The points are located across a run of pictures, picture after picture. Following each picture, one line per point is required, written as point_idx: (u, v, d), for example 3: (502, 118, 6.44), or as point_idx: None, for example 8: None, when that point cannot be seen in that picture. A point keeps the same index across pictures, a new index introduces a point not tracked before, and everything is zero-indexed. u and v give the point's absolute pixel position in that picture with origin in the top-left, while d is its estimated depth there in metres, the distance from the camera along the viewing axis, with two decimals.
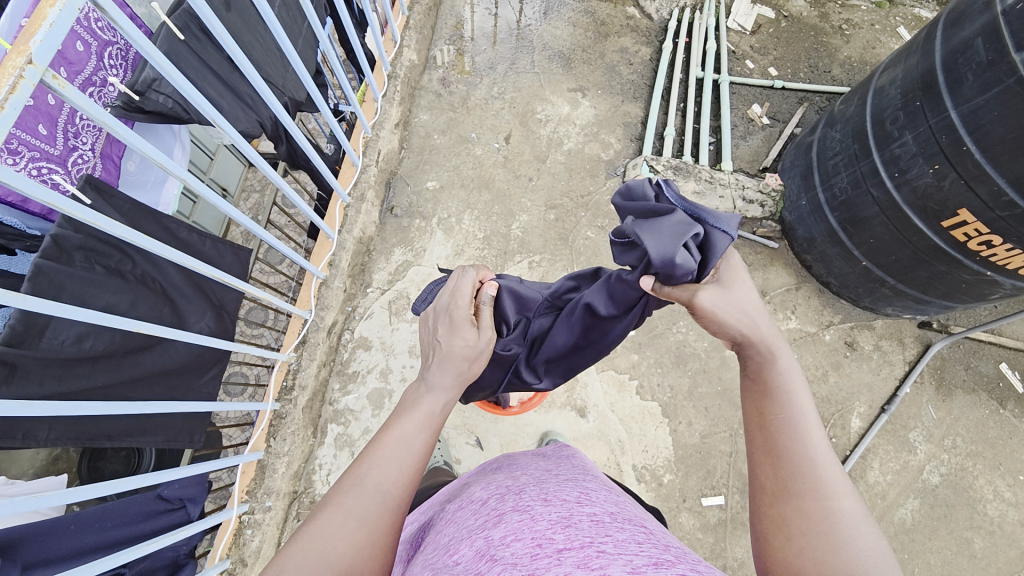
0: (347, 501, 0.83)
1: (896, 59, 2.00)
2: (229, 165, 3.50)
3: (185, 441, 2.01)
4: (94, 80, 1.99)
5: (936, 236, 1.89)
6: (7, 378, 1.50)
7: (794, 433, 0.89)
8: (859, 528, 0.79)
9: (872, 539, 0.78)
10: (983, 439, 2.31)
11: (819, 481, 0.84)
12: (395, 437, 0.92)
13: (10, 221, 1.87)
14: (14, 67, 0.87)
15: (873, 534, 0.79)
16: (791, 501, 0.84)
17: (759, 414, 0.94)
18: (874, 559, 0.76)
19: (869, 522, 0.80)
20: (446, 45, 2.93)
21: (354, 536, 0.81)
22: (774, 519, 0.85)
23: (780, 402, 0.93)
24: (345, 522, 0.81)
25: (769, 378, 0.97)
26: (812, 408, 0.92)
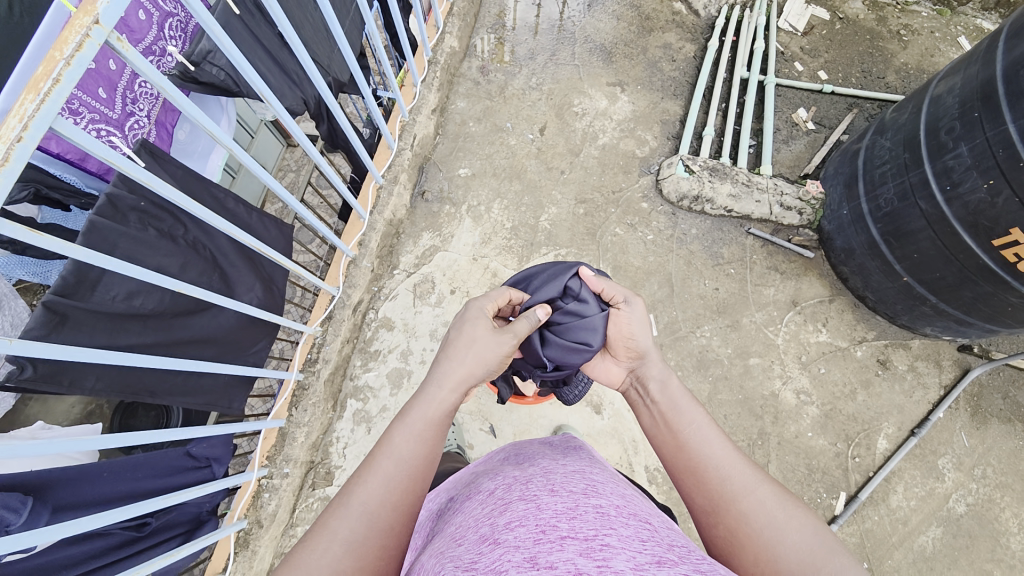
0: (335, 525, 0.90)
1: (956, 67, 1.90)
2: (269, 143, 3.61)
3: (224, 406, 2.11)
4: (154, 49, 2.07)
5: (985, 254, 1.80)
6: (58, 326, 1.58)
7: (704, 449, 1.06)
8: (782, 509, 0.96)
9: (797, 520, 0.94)
10: (1017, 472, 2.20)
11: (739, 485, 1.00)
12: (384, 459, 0.99)
13: (70, 179, 1.99)
14: (81, 26, 0.92)
15: (795, 515, 0.95)
16: (729, 513, 0.97)
17: (674, 439, 1.10)
18: (805, 536, 0.91)
19: (788, 505, 0.96)
20: (487, 34, 2.93)
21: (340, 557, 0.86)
22: (725, 533, 0.97)
23: (683, 423, 1.11)
24: (330, 544, 0.87)
25: (667, 402, 1.16)
26: (707, 419, 1.11)
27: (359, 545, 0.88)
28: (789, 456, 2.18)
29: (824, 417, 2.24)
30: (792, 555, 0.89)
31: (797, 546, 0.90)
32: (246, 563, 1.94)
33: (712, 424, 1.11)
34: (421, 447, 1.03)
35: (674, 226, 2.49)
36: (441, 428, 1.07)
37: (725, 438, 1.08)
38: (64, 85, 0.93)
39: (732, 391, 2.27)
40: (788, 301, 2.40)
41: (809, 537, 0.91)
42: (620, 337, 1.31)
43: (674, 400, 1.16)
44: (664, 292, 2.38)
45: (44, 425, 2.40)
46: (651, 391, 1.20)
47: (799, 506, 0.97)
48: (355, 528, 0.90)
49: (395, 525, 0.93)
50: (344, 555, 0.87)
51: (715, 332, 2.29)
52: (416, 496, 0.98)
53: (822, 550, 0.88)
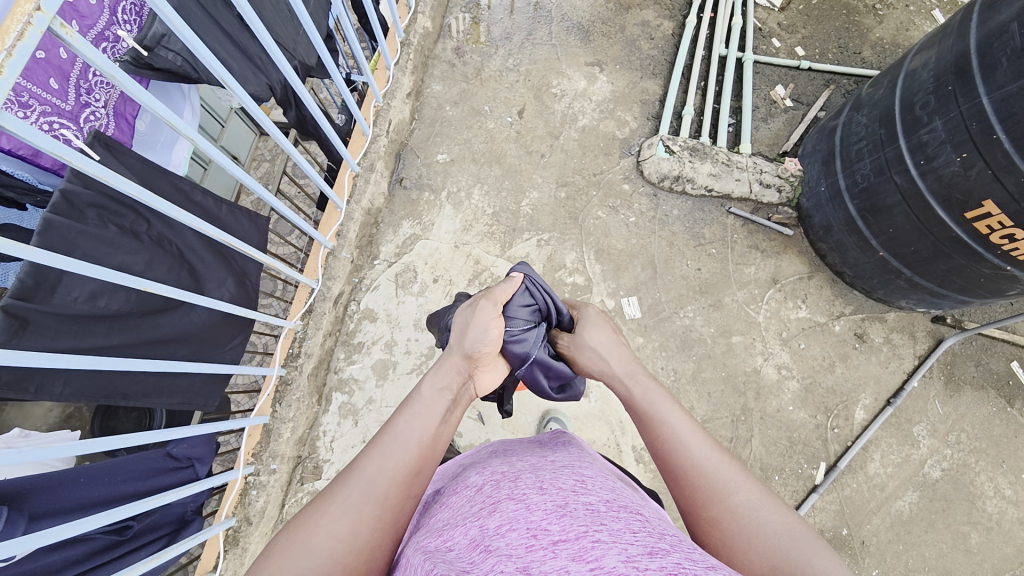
0: (337, 493, 0.93)
1: (930, 40, 1.91)
2: (240, 132, 3.49)
3: (201, 404, 2.06)
4: (108, 35, 1.96)
5: (959, 227, 1.83)
6: (18, 332, 1.52)
7: (680, 451, 1.06)
8: (761, 513, 0.94)
9: (774, 519, 0.93)
10: (987, 435, 2.29)
11: (717, 487, 0.99)
12: (387, 437, 1.03)
13: (23, 175, 1.90)
14: (22, 13, 0.86)
15: (771, 513, 0.93)
16: (705, 514, 0.97)
17: (653, 440, 1.11)
18: (782, 535, 0.90)
19: (765, 503, 0.95)
20: (461, 13, 2.84)
21: (338, 522, 0.89)
22: (702, 535, 0.96)
23: (660, 425, 1.11)
24: (331, 509, 0.91)
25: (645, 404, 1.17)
26: (686, 419, 1.11)
27: (352, 518, 0.90)
28: (771, 430, 2.23)
29: (804, 391, 2.29)
30: (765, 560, 0.87)
31: (770, 551, 0.88)
32: (236, 561, 1.93)
33: (692, 424, 1.11)
34: (422, 426, 1.06)
35: (655, 207, 2.48)
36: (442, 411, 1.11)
37: (705, 438, 1.08)
38: (7, 77, 0.86)
39: (716, 370, 2.30)
40: (769, 279, 2.43)
41: (785, 540, 0.89)
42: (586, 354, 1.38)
43: (654, 407, 1.15)
44: (647, 273, 2.39)
45: (15, 432, 2.33)
46: (632, 398, 1.20)
47: (780, 509, 0.94)
48: (355, 499, 0.93)
49: (393, 496, 0.95)
50: (342, 521, 0.90)
51: (698, 312, 2.31)
52: (415, 471, 0.99)
53: (797, 555, 0.86)
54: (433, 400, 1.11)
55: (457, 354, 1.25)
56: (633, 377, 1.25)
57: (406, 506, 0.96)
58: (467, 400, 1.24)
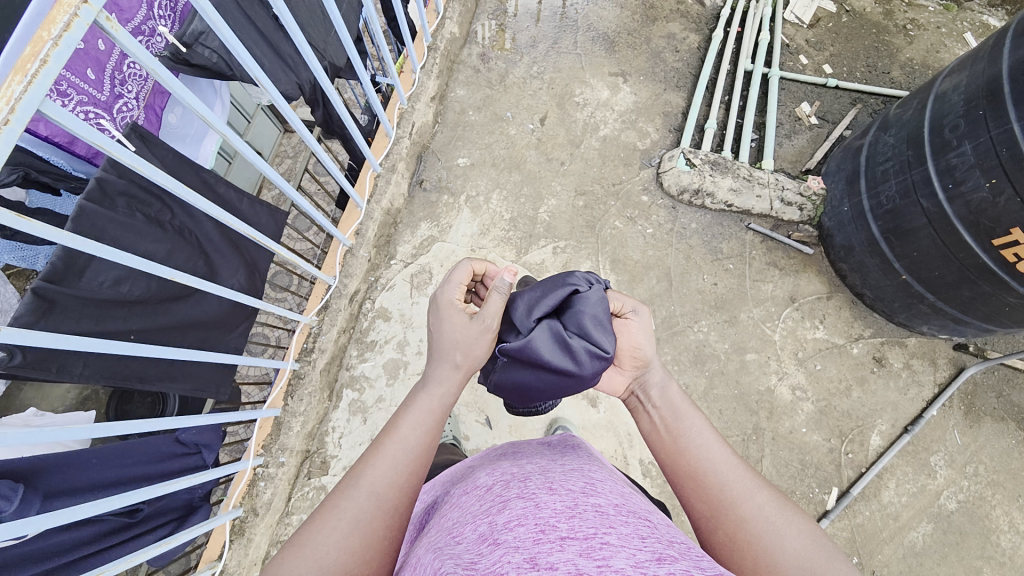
0: (342, 505, 0.95)
1: (961, 63, 1.88)
2: (265, 128, 3.56)
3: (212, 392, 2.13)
4: (143, 29, 2.02)
5: (985, 254, 1.79)
6: (44, 313, 1.58)
7: (702, 452, 1.08)
8: (780, 514, 0.98)
9: (793, 524, 0.96)
10: (1007, 469, 2.22)
11: (738, 490, 1.01)
12: (388, 444, 1.03)
13: (58, 162, 1.96)
14: (70, 6, 0.89)
15: (790, 518, 0.97)
16: (728, 515, 0.98)
17: (673, 442, 1.11)
18: (802, 539, 0.93)
19: (782, 508, 0.99)
20: (488, 20, 2.87)
21: (349, 535, 0.91)
22: (722, 535, 0.97)
23: (682, 427, 1.12)
24: (338, 523, 0.93)
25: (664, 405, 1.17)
26: (704, 424, 1.14)
27: (360, 531, 0.92)
28: (783, 451, 2.19)
29: (819, 413, 2.25)
30: (791, 558, 0.90)
31: (795, 549, 0.92)
32: (241, 551, 1.94)
33: (710, 428, 1.13)
34: (423, 430, 1.07)
35: (674, 220, 2.47)
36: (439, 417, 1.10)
37: (722, 443, 1.10)
38: (52, 67, 0.90)
39: (728, 386, 2.27)
40: (786, 297, 2.39)
41: (806, 538, 0.94)
42: (627, 347, 1.23)
43: (675, 409, 1.16)
44: (662, 286, 2.37)
45: (35, 411, 2.39)
46: (652, 397, 1.21)
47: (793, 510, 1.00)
48: (363, 506, 0.95)
49: (400, 506, 0.98)
50: (352, 535, 0.92)
51: (712, 327, 2.29)
52: (419, 477, 1.02)
53: (819, 553, 0.91)
54: (429, 409, 1.09)
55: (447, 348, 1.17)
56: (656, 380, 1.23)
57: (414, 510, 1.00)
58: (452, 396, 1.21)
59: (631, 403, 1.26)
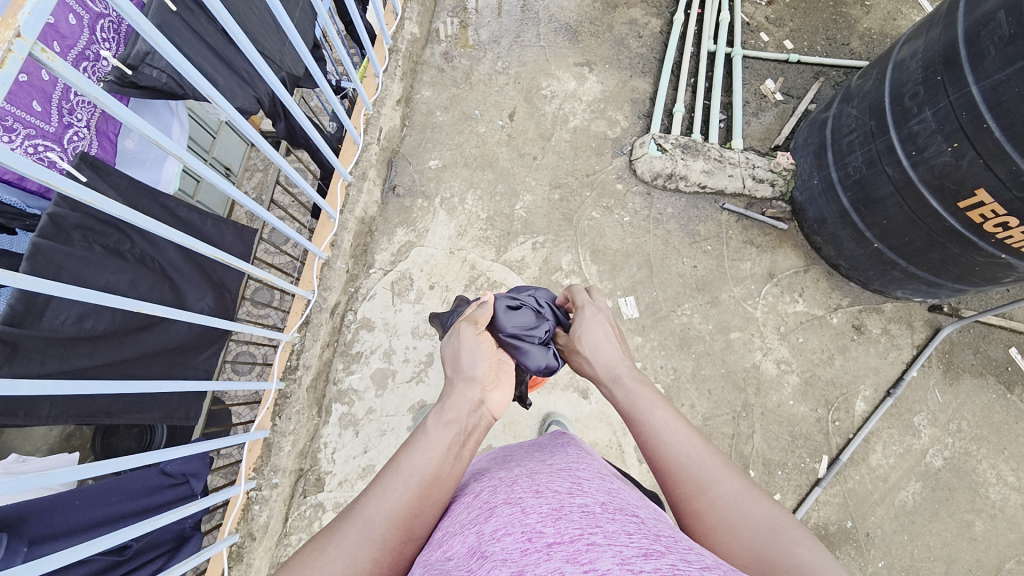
0: (336, 532, 0.90)
1: (917, 30, 1.91)
2: (232, 143, 3.48)
3: (182, 418, 2.11)
4: (87, 54, 1.94)
5: (952, 217, 1.84)
6: (8, 357, 1.60)
7: (664, 442, 1.05)
8: (746, 506, 0.91)
9: (758, 512, 0.90)
10: (988, 423, 2.29)
11: (699, 477, 0.97)
12: (390, 473, 0.97)
13: (10, 200, 1.92)
14: (2, 41, 0.85)
15: (756, 507, 0.91)
16: (688, 505, 0.95)
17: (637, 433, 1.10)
18: (765, 526, 0.87)
19: (748, 497, 0.93)
20: (448, 18, 2.83)
21: (333, 564, 0.85)
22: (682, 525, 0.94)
23: (646, 417, 1.10)
24: (327, 550, 0.87)
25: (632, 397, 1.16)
26: (671, 414, 1.10)
27: (348, 563, 0.85)
28: (773, 426, 2.23)
29: (805, 384, 2.29)
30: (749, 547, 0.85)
31: (752, 542, 0.85)
32: None
33: (679, 419, 1.09)
34: (427, 460, 1.00)
35: (649, 206, 2.48)
36: (448, 442, 1.04)
37: (690, 433, 1.05)
38: None
39: (715, 367, 2.30)
40: (765, 273, 2.43)
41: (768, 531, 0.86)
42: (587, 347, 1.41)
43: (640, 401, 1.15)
44: (643, 273, 2.39)
45: (17, 458, 2.34)
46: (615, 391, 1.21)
47: (763, 501, 0.92)
48: (354, 537, 0.88)
49: (390, 539, 0.89)
50: (339, 567, 0.85)
51: (695, 309, 2.31)
52: (416, 513, 0.93)
53: (777, 537, 0.84)
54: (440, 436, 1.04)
55: (463, 382, 1.19)
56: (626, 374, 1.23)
57: (406, 549, 0.90)
58: (484, 427, 1.14)
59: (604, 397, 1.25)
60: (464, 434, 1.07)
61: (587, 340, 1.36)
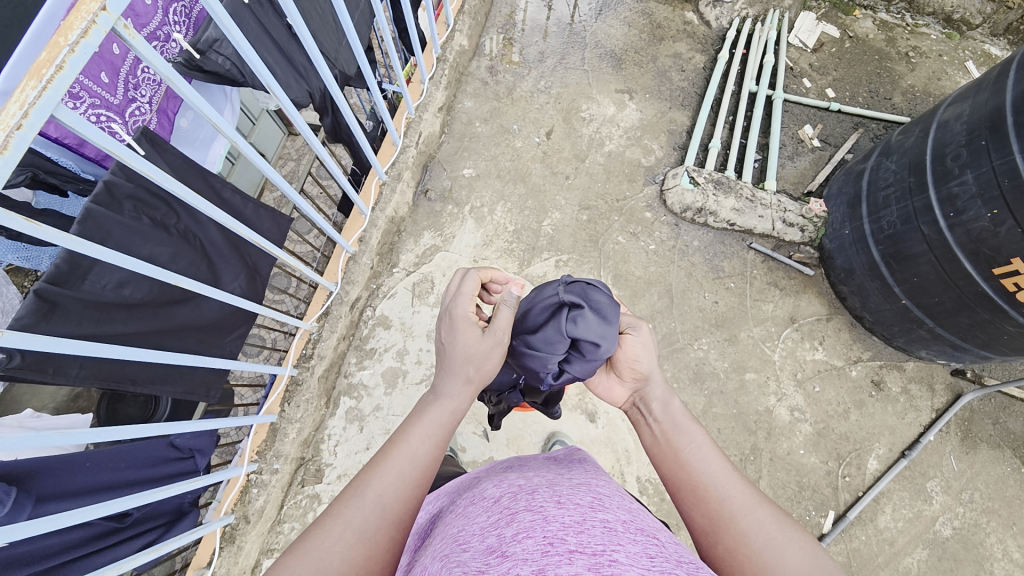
0: (353, 500, 0.95)
1: (964, 93, 1.91)
2: (270, 131, 3.57)
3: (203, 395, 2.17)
4: (158, 35, 2.05)
5: (985, 282, 1.81)
6: (47, 313, 1.64)
7: (701, 465, 1.06)
8: (784, 532, 0.94)
9: (799, 542, 0.93)
10: (1002, 497, 2.22)
11: (738, 503, 0.99)
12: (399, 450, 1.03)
13: (67, 163, 1.99)
14: (88, 12, 0.89)
15: (795, 536, 0.93)
16: (729, 530, 0.96)
17: (673, 453, 1.10)
18: (808, 557, 0.90)
19: (786, 525, 0.96)
20: (497, 34, 2.90)
21: (356, 528, 0.91)
22: (722, 554, 0.94)
23: (682, 438, 1.11)
24: (348, 516, 0.92)
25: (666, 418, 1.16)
26: (705, 438, 1.11)
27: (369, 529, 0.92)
28: (780, 473, 2.19)
29: (817, 435, 2.25)
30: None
31: (797, 570, 0.88)
32: (231, 559, 1.90)
33: (711, 444, 1.10)
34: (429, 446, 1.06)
35: (676, 237, 2.48)
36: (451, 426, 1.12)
37: (724, 459, 1.07)
38: (67, 73, 0.90)
39: (727, 406, 2.27)
40: (786, 317, 2.40)
41: (808, 563, 0.90)
42: (626, 359, 1.22)
43: (675, 420, 1.15)
44: (663, 303, 2.38)
45: (33, 413, 2.39)
46: (653, 412, 1.18)
47: (798, 530, 0.95)
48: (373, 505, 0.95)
49: (406, 509, 0.97)
50: (362, 536, 0.91)
51: (712, 345, 2.29)
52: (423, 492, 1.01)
53: (823, 572, 0.87)
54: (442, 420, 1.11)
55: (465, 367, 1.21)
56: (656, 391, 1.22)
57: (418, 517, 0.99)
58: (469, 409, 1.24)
59: (636, 416, 1.24)
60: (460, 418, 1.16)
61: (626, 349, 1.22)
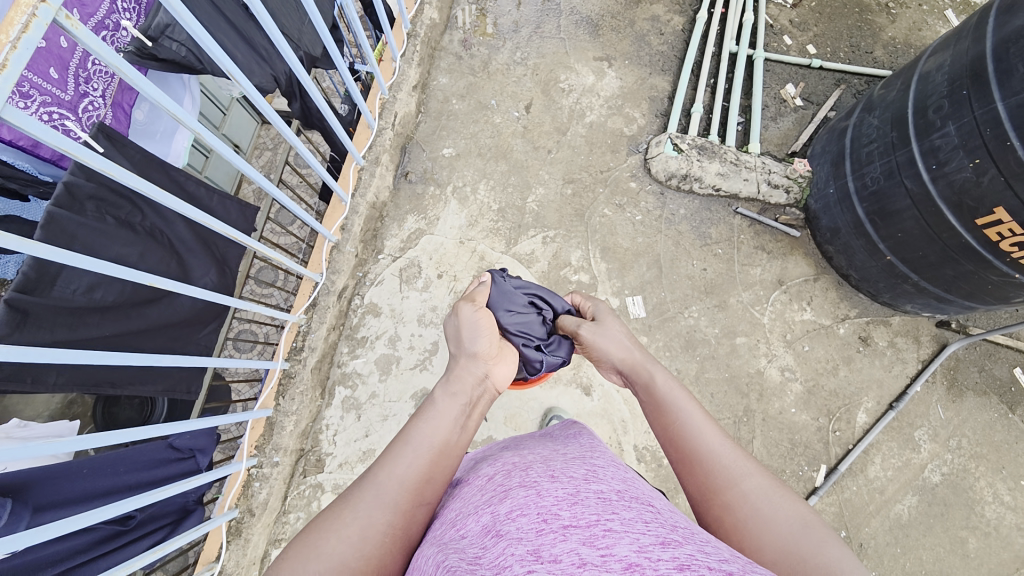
0: (350, 501, 0.91)
1: (945, 42, 1.88)
2: (242, 121, 3.46)
3: (183, 392, 2.17)
4: (107, 23, 1.95)
5: (968, 233, 1.82)
6: (20, 322, 1.65)
7: (693, 437, 1.06)
8: (771, 501, 0.94)
9: (785, 510, 0.92)
10: (988, 441, 2.29)
11: (728, 473, 0.99)
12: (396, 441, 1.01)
13: (24, 166, 1.94)
14: (26, 4, 0.83)
15: (781, 504, 0.93)
16: (716, 500, 0.97)
17: (664, 427, 1.11)
18: (792, 524, 0.89)
19: (775, 494, 0.95)
20: (469, 5, 2.80)
21: (349, 528, 0.87)
22: (711, 523, 0.96)
23: (673, 412, 1.11)
24: (343, 516, 0.88)
25: (657, 394, 1.17)
26: (698, 410, 1.11)
27: (363, 527, 0.87)
28: (773, 432, 2.24)
29: (807, 393, 2.29)
30: (777, 541, 0.87)
31: (781, 537, 0.87)
32: (238, 553, 1.92)
33: (706, 416, 1.10)
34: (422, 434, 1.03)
35: (662, 206, 2.46)
36: (455, 410, 1.10)
37: (717, 430, 1.07)
38: (11, 71, 0.84)
39: (719, 370, 2.30)
40: (774, 280, 2.41)
41: (794, 529, 0.88)
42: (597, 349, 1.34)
43: (666, 395, 1.15)
44: (652, 273, 2.38)
45: (17, 423, 2.36)
46: (643, 387, 1.20)
47: (789, 497, 0.95)
48: (371, 505, 0.90)
49: (403, 502, 0.92)
50: (358, 535, 0.86)
51: (702, 312, 2.30)
52: (427, 476, 0.97)
53: (807, 537, 0.86)
54: (447, 405, 1.10)
55: (465, 357, 1.24)
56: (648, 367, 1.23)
57: (418, 512, 0.92)
58: (485, 402, 1.20)
59: (633, 393, 1.26)
60: (468, 406, 1.13)
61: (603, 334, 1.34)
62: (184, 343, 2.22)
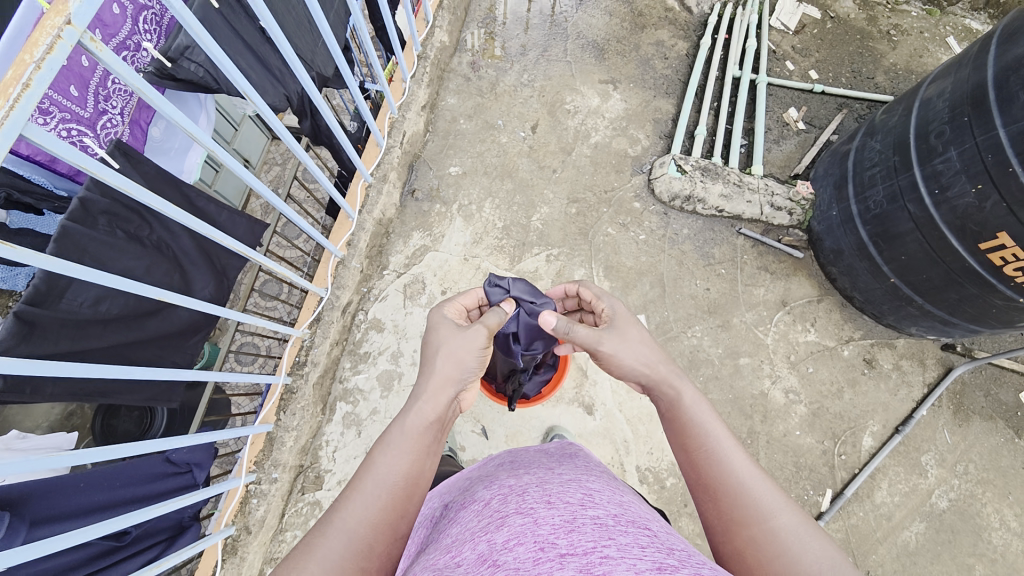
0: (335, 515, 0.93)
1: (945, 70, 1.92)
2: (253, 137, 3.53)
3: (166, 401, 2.15)
4: (128, 44, 2.01)
5: (971, 257, 1.83)
6: (27, 334, 1.68)
7: (717, 462, 1.03)
8: (802, 536, 0.91)
9: (817, 547, 0.89)
10: (996, 467, 2.26)
11: (754, 504, 0.96)
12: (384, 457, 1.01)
13: (39, 180, 1.99)
14: (52, 27, 0.87)
15: (812, 540, 0.90)
16: (740, 532, 0.95)
17: (686, 450, 1.08)
18: (824, 563, 0.87)
19: (807, 528, 0.92)
20: (478, 29, 2.87)
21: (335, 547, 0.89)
22: (733, 554, 0.95)
23: (698, 436, 1.08)
24: (329, 533, 0.91)
25: (680, 414, 1.13)
26: (726, 435, 1.07)
27: (347, 546, 0.90)
28: (777, 455, 2.21)
29: (812, 415, 2.27)
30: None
31: (810, 574, 0.86)
32: (235, 571, 1.90)
33: (733, 441, 1.06)
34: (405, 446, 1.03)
35: (665, 226, 2.48)
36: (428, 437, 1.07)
37: (743, 456, 1.04)
38: (34, 90, 0.88)
39: (722, 391, 2.29)
40: (777, 301, 2.42)
41: (827, 568, 0.86)
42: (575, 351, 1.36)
43: (688, 417, 1.12)
44: (656, 292, 2.38)
45: (18, 433, 2.37)
46: (665, 406, 1.16)
47: (820, 534, 0.91)
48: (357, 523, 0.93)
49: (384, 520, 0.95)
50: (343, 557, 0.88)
51: (706, 332, 2.30)
52: (401, 513, 0.97)
53: None
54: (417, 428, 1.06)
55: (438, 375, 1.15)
56: (669, 385, 1.18)
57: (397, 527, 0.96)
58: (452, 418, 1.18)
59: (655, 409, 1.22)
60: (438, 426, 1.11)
61: (625, 345, 1.27)
62: (171, 351, 2.20)
